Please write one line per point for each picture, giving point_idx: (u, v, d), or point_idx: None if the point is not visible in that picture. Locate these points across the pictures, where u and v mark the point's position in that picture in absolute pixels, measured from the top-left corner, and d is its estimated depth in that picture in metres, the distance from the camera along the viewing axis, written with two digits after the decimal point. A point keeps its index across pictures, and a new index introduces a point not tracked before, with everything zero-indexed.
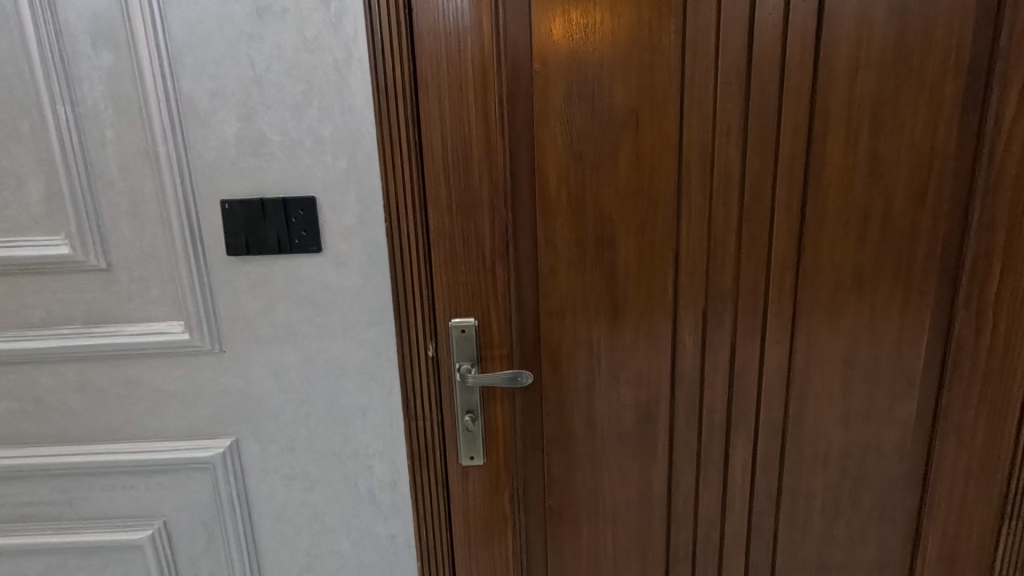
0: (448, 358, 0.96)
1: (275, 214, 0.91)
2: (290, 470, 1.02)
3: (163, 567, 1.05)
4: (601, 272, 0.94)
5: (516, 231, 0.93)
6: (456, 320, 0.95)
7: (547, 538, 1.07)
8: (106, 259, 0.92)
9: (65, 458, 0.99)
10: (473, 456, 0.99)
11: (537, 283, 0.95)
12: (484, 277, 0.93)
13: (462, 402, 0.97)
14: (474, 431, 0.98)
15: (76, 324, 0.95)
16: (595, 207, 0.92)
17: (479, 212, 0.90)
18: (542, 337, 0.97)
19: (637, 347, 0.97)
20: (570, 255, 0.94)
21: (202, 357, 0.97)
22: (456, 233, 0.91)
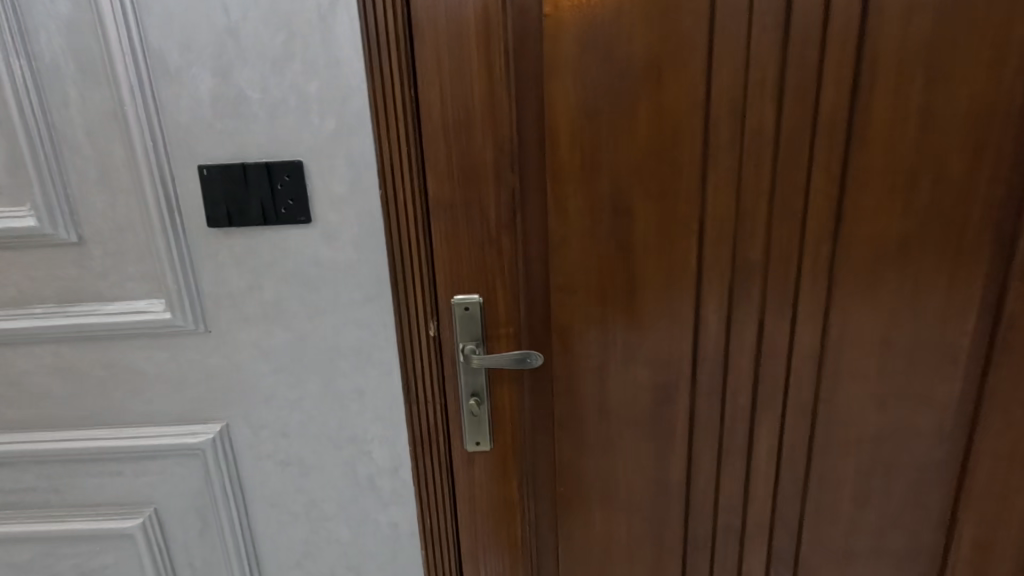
0: (451, 338, 0.89)
1: (258, 182, 0.82)
2: (285, 456, 0.96)
3: (156, 555, 1.01)
4: (617, 243, 0.86)
5: (523, 198, 0.84)
6: (459, 297, 0.87)
7: (558, 527, 1.01)
8: (78, 231, 0.85)
9: (48, 444, 0.94)
10: (479, 442, 0.93)
11: (547, 256, 0.87)
12: (489, 250, 0.85)
13: (467, 385, 0.90)
14: (479, 416, 0.91)
15: (49, 303, 0.88)
16: (610, 172, 0.83)
17: (484, 178, 0.82)
18: (553, 315, 0.90)
19: (656, 325, 0.89)
20: (583, 225, 0.85)
21: (186, 338, 0.90)
22: (458, 201, 0.83)
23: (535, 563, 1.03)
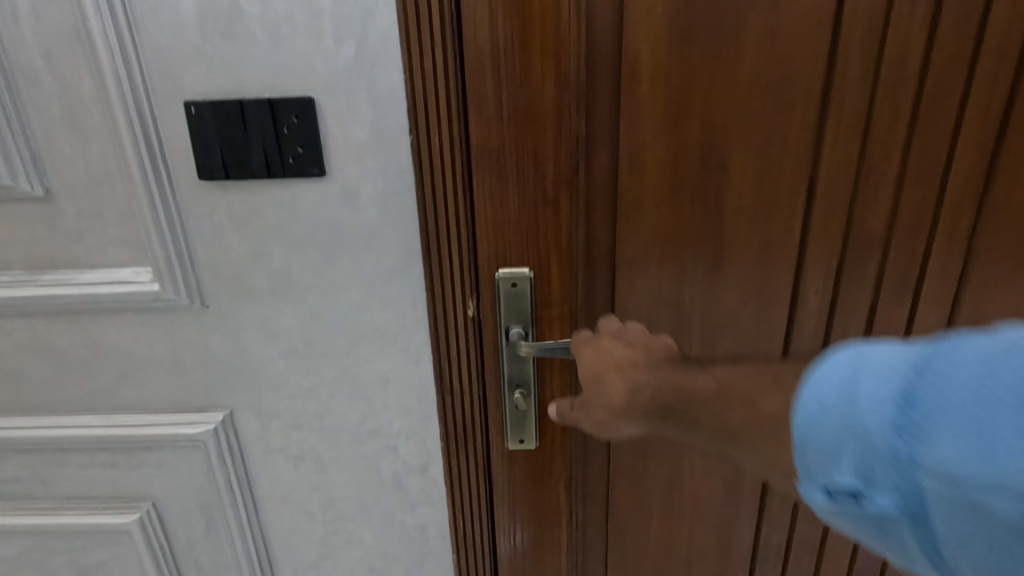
0: (494, 319, 0.74)
1: (260, 123, 0.66)
2: (299, 450, 0.84)
3: (156, 554, 0.90)
4: (703, 206, 0.69)
5: (587, 147, 0.67)
6: (506, 271, 0.72)
7: (609, 531, 0.89)
8: (43, 184, 0.69)
9: (27, 432, 0.82)
10: (523, 440, 0.80)
11: (614, 220, 0.71)
12: (543, 213, 0.69)
13: (511, 374, 0.76)
14: (524, 410, 0.78)
15: (18, 271, 0.74)
16: (701, 115, 0.65)
17: (541, 122, 0.65)
18: (618, 293, 0.74)
19: (742, 309, 0.73)
20: (662, 183, 0.68)
21: (180, 314, 0.76)
22: (508, 151, 0.67)
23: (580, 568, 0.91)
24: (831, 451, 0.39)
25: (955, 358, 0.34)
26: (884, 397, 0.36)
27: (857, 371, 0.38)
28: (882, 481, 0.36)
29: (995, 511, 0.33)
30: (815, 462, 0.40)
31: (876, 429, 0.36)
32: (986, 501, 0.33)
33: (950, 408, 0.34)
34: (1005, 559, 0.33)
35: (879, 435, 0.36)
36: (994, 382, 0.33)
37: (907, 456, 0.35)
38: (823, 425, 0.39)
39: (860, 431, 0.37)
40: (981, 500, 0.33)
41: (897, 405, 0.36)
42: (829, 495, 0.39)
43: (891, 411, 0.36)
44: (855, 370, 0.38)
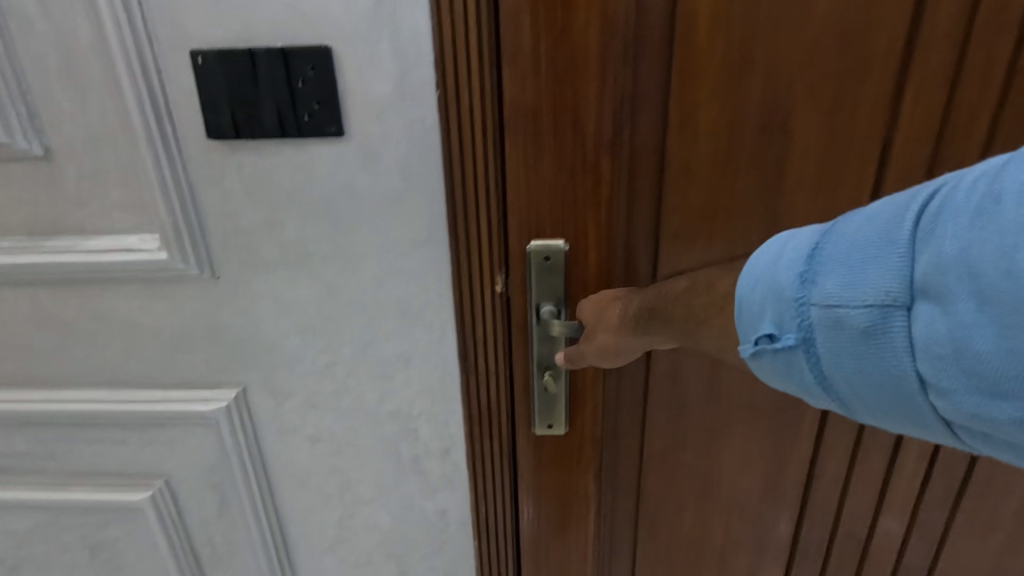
0: (523, 295, 0.69)
1: (272, 76, 0.60)
2: (315, 431, 0.80)
3: (169, 533, 0.87)
4: (760, 174, 0.62)
5: (634, 106, 0.61)
6: (538, 243, 0.66)
7: (637, 521, 0.85)
8: (42, 142, 0.64)
9: (34, 406, 0.78)
10: (552, 425, 0.74)
11: (659, 188, 0.65)
12: (582, 181, 0.63)
13: (541, 355, 0.70)
14: (554, 394, 0.72)
15: (19, 237, 0.69)
16: (765, 70, 0.58)
17: (583, 77, 0.59)
18: (660, 270, 0.68)
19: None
20: (715, 147, 0.62)
21: (190, 285, 0.72)
22: (545, 110, 0.60)
23: (606, 559, 0.87)
24: (758, 309, 0.46)
25: (845, 220, 0.43)
26: (794, 254, 0.45)
27: (783, 244, 0.46)
28: (782, 319, 0.44)
29: (859, 324, 0.40)
30: (743, 318, 0.47)
31: (783, 279, 0.44)
32: (851, 318, 0.40)
33: (834, 254, 0.42)
34: (868, 370, 0.40)
35: (784, 282, 0.44)
36: (867, 229, 0.41)
37: (803, 294, 0.43)
38: (750, 285, 0.47)
39: (772, 282, 0.45)
40: (847, 317, 0.40)
41: (804, 256, 0.44)
42: (748, 343, 0.47)
43: (796, 264, 0.44)
44: (780, 243, 0.47)
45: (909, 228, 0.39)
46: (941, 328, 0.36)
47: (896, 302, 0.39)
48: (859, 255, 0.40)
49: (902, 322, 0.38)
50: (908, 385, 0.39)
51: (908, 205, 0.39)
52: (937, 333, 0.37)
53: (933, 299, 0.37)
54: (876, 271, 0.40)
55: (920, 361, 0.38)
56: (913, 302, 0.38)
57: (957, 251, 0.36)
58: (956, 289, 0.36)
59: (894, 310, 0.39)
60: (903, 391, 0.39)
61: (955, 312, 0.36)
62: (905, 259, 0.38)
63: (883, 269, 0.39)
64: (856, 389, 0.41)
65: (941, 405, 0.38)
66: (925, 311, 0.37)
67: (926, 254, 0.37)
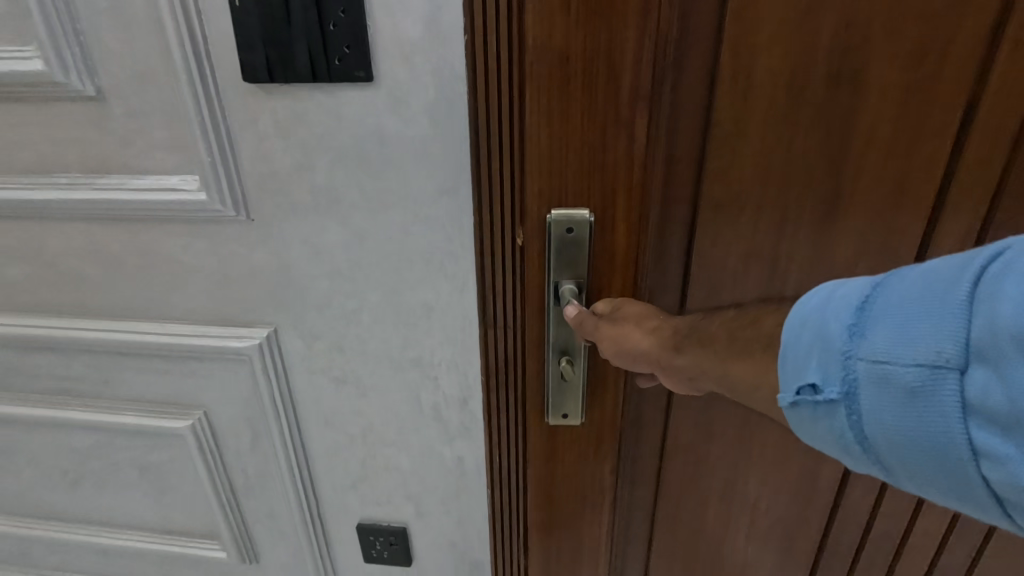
0: (542, 270, 0.68)
1: (305, 18, 0.61)
2: (340, 372, 0.83)
3: (207, 459, 0.94)
4: (814, 135, 0.66)
5: (684, 59, 0.63)
6: (559, 213, 0.64)
7: (657, 484, 0.87)
8: (94, 82, 0.68)
9: (89, 334, 0.85)
10: (567, 414, 0.75)
11: (709, 147, 0.67)
12: (621, 140, 0.61)
13: (557, 340, 0.70)
14: (570, 382, 0.72)
15: (73, 172, 0.74)
16: (831, 23, 0.60)
17: (624, 18, 0.56)
18: (698, 232, 0.71)
19: (831, 250, 0.72)
20: (773, 104, 0.64)
21: (226, 226, 0.75)
22: (575, 54, 0.58)
23: (625, 518, 0.90)
24: (804, 358, 0.44)
25: (900, 275, 0.41)
26: (843, 303, 0.43)
27: (830, 295, 0.44)
28: (823, 372, 0.42)
29: (908, 385, 0.38)
30: (782, 364, 0.45)
31: (831, 327, 0.42)
32: (899, 378, 0.38)
33: (884, 309, 0.40)
34: (913, 436, 0.38)
35: (833, 332, 0.42)
36: (923, 286, 0.39)
37: (848, 347, 0.41)
38: (792, 330, 0.45)
39: (822, 331, 0.43)
40: (892, 375, 0.39)
41: (851, 308, 0.42)
42: (785, 393, 0.44)
43: (843, 314, 0.42)
44: (828, 293, 0.45)
45: (968, 290, 0.36)
46: (994, 397, 0.35)
47: (948, 364, 0.37)
48: (914, 310, 0.38)
49: (952, 387, 0.36)
50: (959, 456, 0.36)
51: (969, 266, 0.37)
52: (990, 400, 0.35)
53: (986, 365, 0.35)
54: (931, 330, 0.37)
55: (973, 431, 0.36)
56: (969, 366, 0.36)
57: (1013, 317, 0.34)
58: (1013, 358, 0.34)
59: (946, 373, 0.37)
60: (952, 462, 0.37)
61: (1009, 380, 0.34)
62: (962, 321, 0.36)
63: (940, 328, 0.37)
64: (898, 455, 0.39)
65: (995, 481, 0.35)
66: (980, 376, 0.35)
67: (981, 317, 0.35)
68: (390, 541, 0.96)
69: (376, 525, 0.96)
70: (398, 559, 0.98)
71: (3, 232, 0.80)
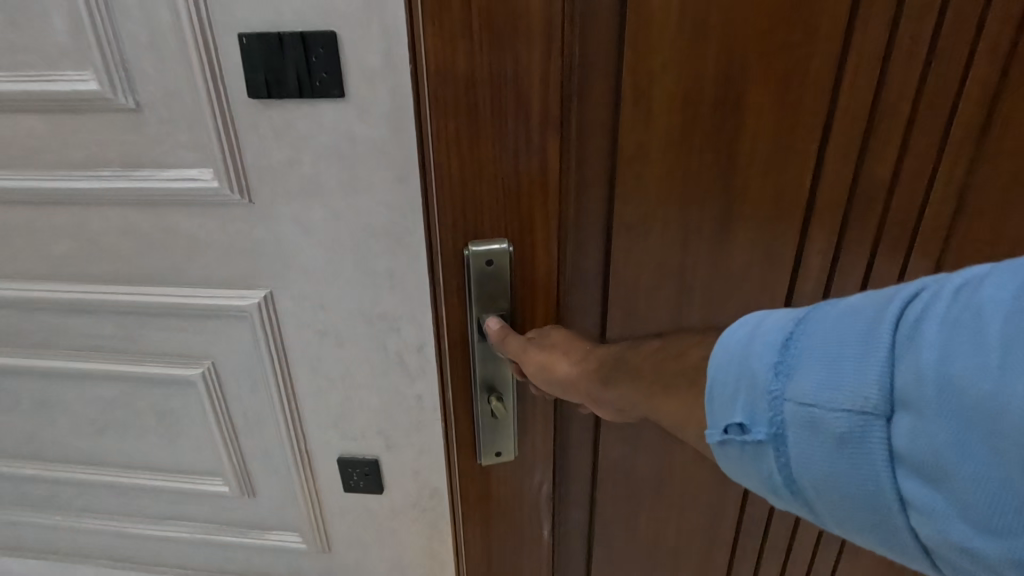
0: (468, 308, 0.69)
1: (295, 52, 0.83)
2: (324, 327, 1.05)
3: (214, 404, 1.15)
4: (710, 152, 0.67)
5: (585, 88, 0.63)
6: (477, 246, 0.66)
7: (593, 486, 0.87)
8: (134, 98, 0.89)
9: (120, 297, 1.06)
10: (500, 452, 0.77)
11: (618, 167, 0.68)
12: (507, 155, 0.63)
13: (485, 376, 0.73)
14: (502, 418, 0.75)
15: (115, 167, 0.95)
16: (715, 47, 0.62)
17: (528, 54, 0.59)
18: (614, 246, 0.72)
19: (739, 247, 0.73)
20: (670, 125, 0.66)
21: (233, 208, 0.97)
22: (479, 80, 0.59)
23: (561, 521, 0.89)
24: (732, 394, 0.44)
25: (820, 312, 0.41)
26: (766, 342, 0.43)
27: (754, 329, 0.44)
28: (751, 411, 0.42)
29: (835, 429, 0.38)
30: (711, 402, 0.45)
31: (756, 365, 0.42)
32: (828, 424, 0.38)
33: (811, 349, 0.40)
34: (843, 482, 0.38)
35: (757, 370, 0.42)
36: (842, 325, 0.39)
37: (776, 388, 0.41)
38: (718, 367, 0.45)
39: (746, 368, 0.43)
40: (820, 420, 0.39)
41: (774, 347, 0.42)
42: (713, 431, 0.45)
43: (767, 353, 0.42)
44: (753, 326, 0.45)
45: (889, 332, 0.37)
46: (919, 447, 0.35)
47: (875, 411, 0.37)
48: (836, 352, 0.39)
49: (880, 433, 0.36)
50: (887, 503, 0.37)
51: (886, 308, 0.38)
52: (917, 450, 0.35)
53: (910, 413, 0.35)
54: (856, 373, 0.38)
55: (900, 480, 0.36)
56: (893, 413, 0.36)
57: (936, 364, 0.34)
58: (936, 408, 0.34)
59: (873, 419, 0.37)
60: (880, 510, 0.37)
61: (931, 432, 0.34)
62: (885, 366, 0.37)
63: (862, 372, 0.37)
64: (828, 497, 0.39)
65: (922, 531, 0.36)
66: (904, 424, 0.36)
67: (906, 365, 0.36)
68: (365, 472, 1.17)
69: (353, 457, 1.16)
70: (372, 487, 1.20)
71: (52, 216, 1.01)
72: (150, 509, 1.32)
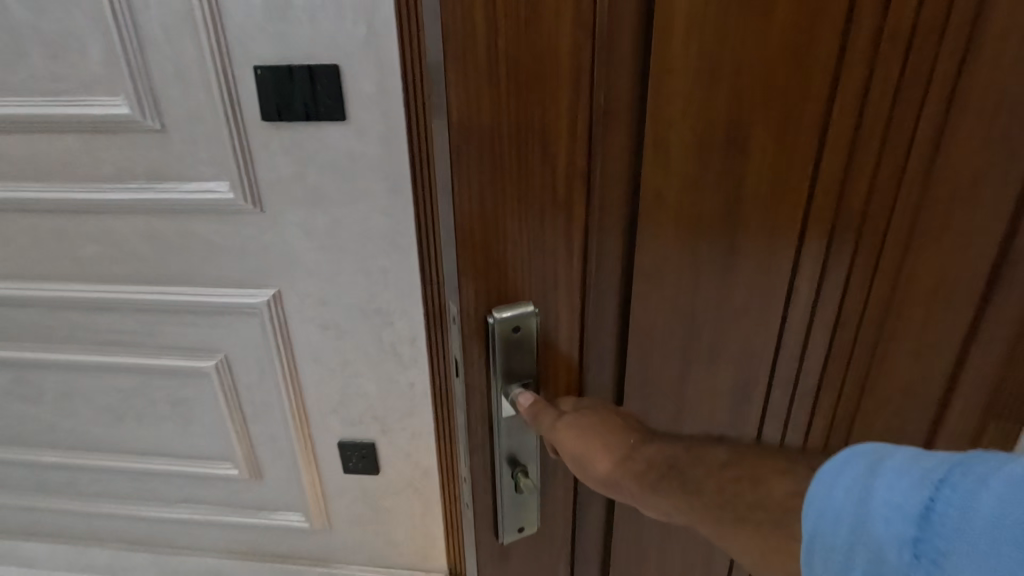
0: (487, 378, 0.46)
1: (303, 82, 0.96)
2: (326, 321, 1.17)
3: (226, 392, 1.27)
4: (735, 178, 0.44)
5: (608, 111, 0.40)
6: (506, 311, 0.44)
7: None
8: (160, 120, 1.02)
9: (142, 296, 1.18)
10: (522, 530, 0.52)
11: (640, 210, 0.44)
12: (472, 171, 0.39)
13: (508, 447, 0.49)
14: (525, 499, 0.51)
15: (141, 180, 1.08)
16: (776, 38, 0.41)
17: (554, 85, 0.38)
18: (632, 317, 0.48)
19: (746, 306, 0.50)
20: (690, 144, 0.43)
21: (245, 215, 1.09)
22: (507, 132, 0.38)
23: None
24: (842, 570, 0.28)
25: (975, 466, 0.25)
26: (888, 500, 0.27)
27: (872, 475, 0.28)
28: None
29: None
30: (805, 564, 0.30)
31: (881, 543, 0.27)
32: None
33: (967, 530, 0.24)
34: None
35: (882, 546, 0.27)
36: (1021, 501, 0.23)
37: None
38: (811, 519, 0.30)
39: (863, 536, 0.27)
40: None
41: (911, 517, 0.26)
42: None
43: (896, 522, 0.26)
44: (867, 467, 0.29)
45: None
46: None
47: None
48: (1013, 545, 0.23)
49: None
50: None
51: None
52: None
53: None
54: None
55: None
56: None
57: None
58: None
59: None
60: None
61: None
62: None
63: None
64: None
65: None
66: None
67: None
68: (363, 454, 1.30)
69: (352, 441, 1.29)
70: (368, 469, 1.32)
71: (81, 223, 1.13)
72: (163, 492, 1.43)
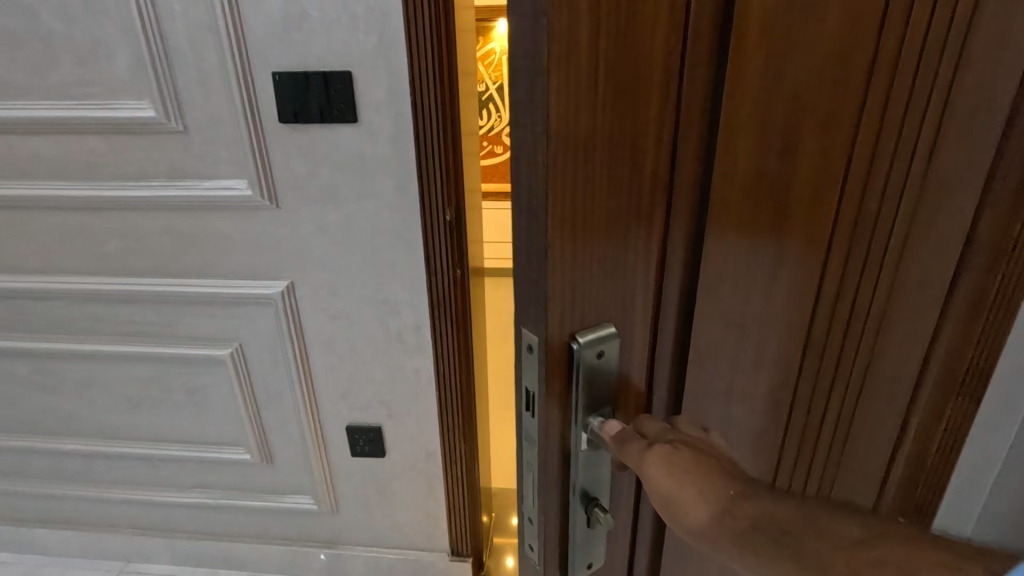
0: (566, 413, 0.43)
1: (318, 87, 1.04)
2: (337, 311, 1.25)
3: (241, 379, 1.34)
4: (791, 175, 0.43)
5: (686, 117, 0.39)
6: (588, 334, 0.41)
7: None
8: (183, 122, 1.09)
9: (162, 287, 1.24)
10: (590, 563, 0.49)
11: (709, 217, 0.42)
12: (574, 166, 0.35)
13: (584, 480, 0.45)
14: (597, 531, 0.47)
15: (164, 178, 1.15)
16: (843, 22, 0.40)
17: (648, 75, 0.36)
18: (691, 330, 0.46)
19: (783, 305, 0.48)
20: (759, 139, 0.41)
21: (262, 211, 1.16)
22: (599, 135, 0.35)
23: None
24: None
25: None
26: None
27: None
28: None
29: None
30: None
31: None
32: None
33: None
34: None
35: None
36: None
37: None
38: None
39: None
40: None
41: None
42: None
43: None
44: None
45: None
46: None
47: None
48: None
49: None
50: None
51: None
52: None
53: None
54: None
55: None
56: None
57: None
58: None
59: None
60: None
61: None
62: None
63: None
64: None
65: None
66: None
67: None
68: (370, 437, 1.37)
69: (360, 424, 1.36)
70: (375, 451, 1.39)
71: (105, 218, 1.20)
72: (178, 477, 1.49)
